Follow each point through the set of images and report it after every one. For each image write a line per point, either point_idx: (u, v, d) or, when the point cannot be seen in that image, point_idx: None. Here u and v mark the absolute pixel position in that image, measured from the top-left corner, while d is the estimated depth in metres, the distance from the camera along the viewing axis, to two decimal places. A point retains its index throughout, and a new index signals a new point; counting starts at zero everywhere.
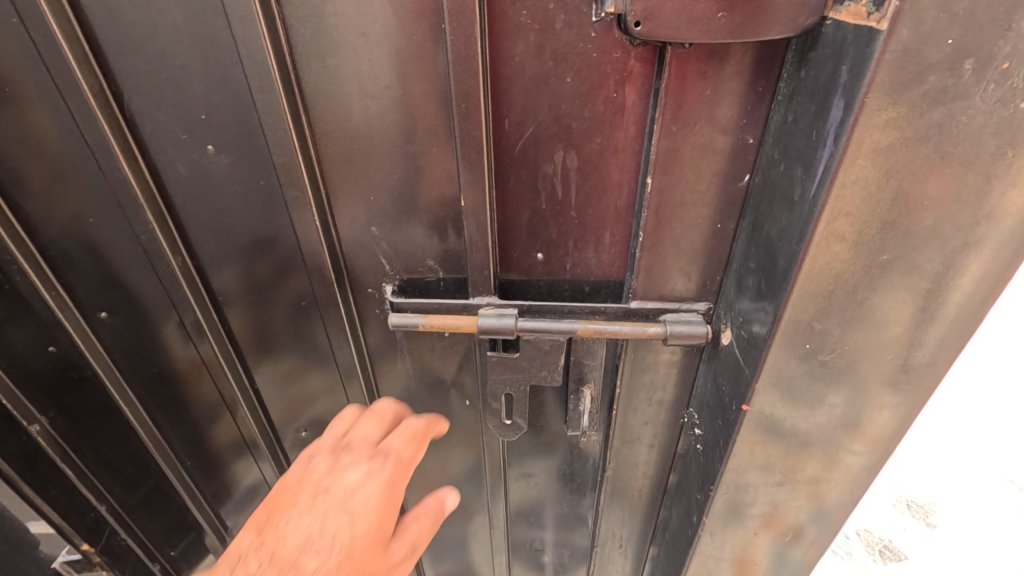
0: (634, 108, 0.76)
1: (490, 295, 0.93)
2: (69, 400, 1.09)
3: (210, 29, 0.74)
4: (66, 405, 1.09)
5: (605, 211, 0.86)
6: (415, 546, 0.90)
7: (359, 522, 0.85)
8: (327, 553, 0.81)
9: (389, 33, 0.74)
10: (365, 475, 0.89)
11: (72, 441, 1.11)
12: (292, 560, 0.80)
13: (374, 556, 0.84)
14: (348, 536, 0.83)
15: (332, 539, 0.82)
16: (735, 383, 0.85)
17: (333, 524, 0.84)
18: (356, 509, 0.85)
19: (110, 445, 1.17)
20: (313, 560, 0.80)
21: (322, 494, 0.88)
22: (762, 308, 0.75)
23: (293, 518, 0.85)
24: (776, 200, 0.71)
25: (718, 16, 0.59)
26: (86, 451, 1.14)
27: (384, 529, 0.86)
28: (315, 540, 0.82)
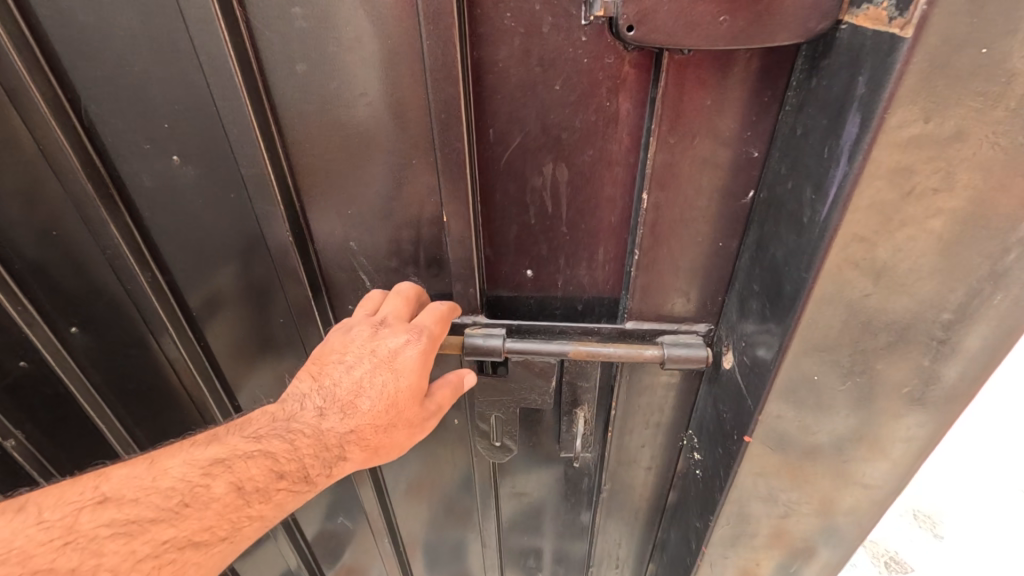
0: (628, 118, 0.70)
1: (477, 314, 0.89)
2: (46, 416, 1.02)
3: (168, 32, 0.68)
4: (44, 420, 1.02)
5: (598, 226, 0.80)
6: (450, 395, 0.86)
7: (406, 376, 0.80)
8: (371, 406, 0.81)
9: (362, 37, 0.68)
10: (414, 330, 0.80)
11: (51, 455, 1.05)
12: (349, 402, 0.81)
13: (415, 403, 0.83)
14: (395, 386, 0.80)
15: (376, 390, 0.80)
16: (738, 411, 0.80)
17: (376, 380, 0.80)
18: (406, 367, 0.80)
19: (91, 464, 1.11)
20: (365, 407, 0.80)
21: (367, 359, 0.80)
22: (768, 335, 0.69)
23: (343, 365, 0.81)
24: (783, 220, 0.65)
25: (720, 20, 0.53)
26: (66, 466, 1.08)
27: (423, 386, 0.82)
28: (363, 389, 0.80)
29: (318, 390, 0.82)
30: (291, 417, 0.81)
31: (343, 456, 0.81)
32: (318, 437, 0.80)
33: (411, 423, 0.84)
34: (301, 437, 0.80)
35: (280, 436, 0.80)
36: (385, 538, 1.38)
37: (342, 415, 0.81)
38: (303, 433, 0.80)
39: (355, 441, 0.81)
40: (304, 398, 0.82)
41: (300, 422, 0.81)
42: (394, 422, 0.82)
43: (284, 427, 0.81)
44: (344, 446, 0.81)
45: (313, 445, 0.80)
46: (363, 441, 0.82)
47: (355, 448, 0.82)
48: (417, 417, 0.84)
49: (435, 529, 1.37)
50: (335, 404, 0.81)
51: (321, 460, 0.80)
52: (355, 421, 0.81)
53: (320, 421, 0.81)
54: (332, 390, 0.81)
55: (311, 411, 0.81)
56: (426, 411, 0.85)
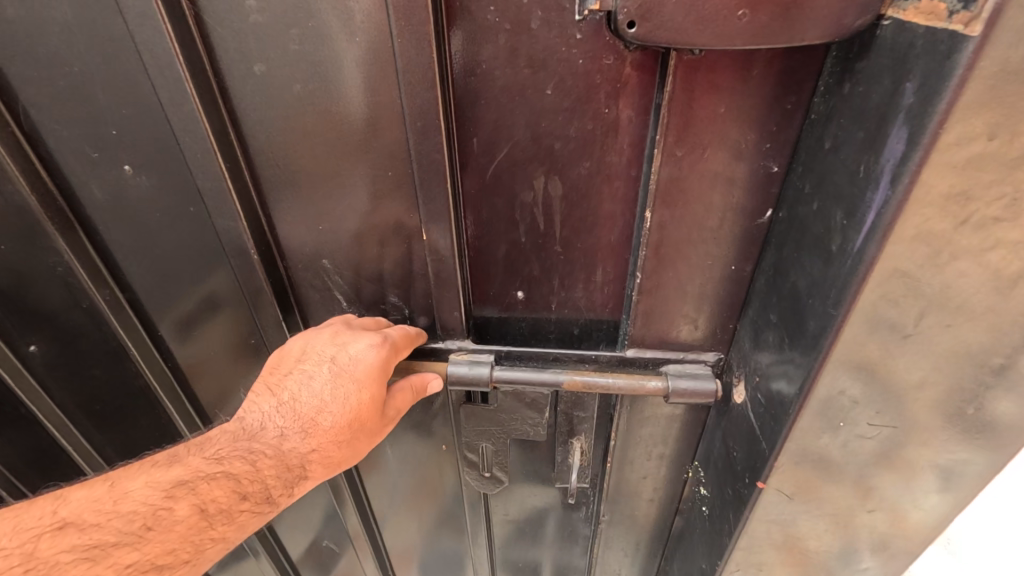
0: (629, 127, 0.61)
1: (463, 339, 0.81)
2: (9, 433, 0.95)
3: (108, 27, 0.60)
4: (7, 437, 0.95)
5: (596, 246, 0.72)
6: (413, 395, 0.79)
7: (365, 385, 0.72)
8: (332, 420, 0.73)
9: (327, 34, 0.60)
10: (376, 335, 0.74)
11: (20, 468, 0.99)
12: (309, 418, 0.72)
13: (377, 414, 0.75)
14: (355, 396, 0.73)
15: (337, 403, 0.72)
16: (749, 452, 0.72)
17: (335, 392, 0.72)
18: (368, 374, 0.72)
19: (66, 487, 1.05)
20: (327, 421, 0.72)
21: (326, 367, 0.72)
22: (788, 373, 0.61)
23: (302, 375, 0.73)
24: (807, 245, 0.56)
25: (740, 16, 0.44)
26: (35, 479, 1.01)
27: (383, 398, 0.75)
28: (323, 402, 0.72)
29: (277, 405, 0.74)
30: (252, 434, 0.73)
31: (304, 475, 0.74)
32: (280, 456, 0.72)
33: (371, 434, 0.77)
34: (263, 456, 0.72)
35: (242, 454, 0.71)
36: (372, 565, 1.30)
37: (301, 431, 0.73)
38: (267, 451, 0.72)
39: (316, 457, 0.74)
40: (264, 414, 0.74)
41: (262, 439, 0.73)
42: (356, 437, 0.75)
43: (243, 445, 0.72)
44: (305, 465, 0.73)
45: (276, 463, 0.72)
46: (325, 458, 0.74)
47: (318, 466, 0.74)
48: (378, 428, 0.77)
49: (425, 556, 1.29)
50: (294, 420, 0.73)
51: (283, 481, 0.72)
52: (317, 438, 0.73)
53: (279, 439, 0.73)
54: (295, 403, 0.73)
55: (271, 429, 0.73)
56: (386, 420, 0.78)
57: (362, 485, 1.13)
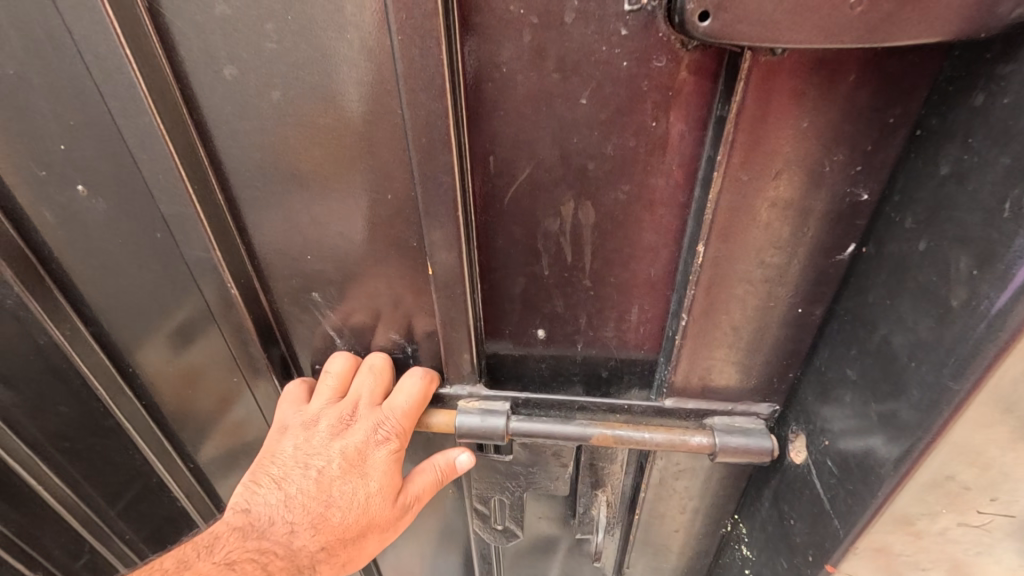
0: (681, 143, 0.50)
1: (475, 383, 0.69)
2: None
3: (43, 22, 0.49)
4: None
5: (633, 280, 0.61)
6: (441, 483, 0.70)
7: (379, 476, 0.65)
8: (343, 514, 0.64)
9: (309, 30, 0.49)
10: (390, 412, 0.65)
11: None
12: (318, 511, 0.64)
13: (390, 507, 0.67)
14: (366, 488, 0.65)
15: (347, 497, 0.64)
16: (814, 525, 0.59)
17: (343, 487, 0.64)
18: (382, 463, 0.65)
19: (40, 527, 0.92)
20: (339, 516, 0.64)
21: (335, 460, 0.65)
22: (875, 437, 0.49)
23: (312, 471, 0.65)
24: (907, 293, 0.45)
25: (851, 5, 0.33)
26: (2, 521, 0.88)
27: (397, 488, 0.67)
28: (330, 495, 0.64)
29: (285, 494, 0.65)
30: (266, 527, 0.64)
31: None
32: (293, 552, 0.63)
33: (386, 529, 0.67)
34: (276, 554, 0.63)
35: (257, 552, 0.63)
36: None
37: (312, 526, 0.64)
38: (279, 548, 0.63)
39: (328, 554, 0.65)
40: (274, 506, 0.65)
41: (273, 533, 0.64)
42: (369, 533, 0.66)
43: (255, 541, 0.63)
44: (316, 565, 0.64)
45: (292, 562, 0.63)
46: (336, 554, 0.65)
47: (327, 567, 0.65)
48: (396, 524, 0.68)
49: None
50: (304, 511, 0.64)
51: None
52: (329, 532, 0.64)
53: (289, 535, 0.63)
54: (302, 492, 0.64)
55: (281, 523, 0.64)
56: (404, 515, 0.68)
57: None
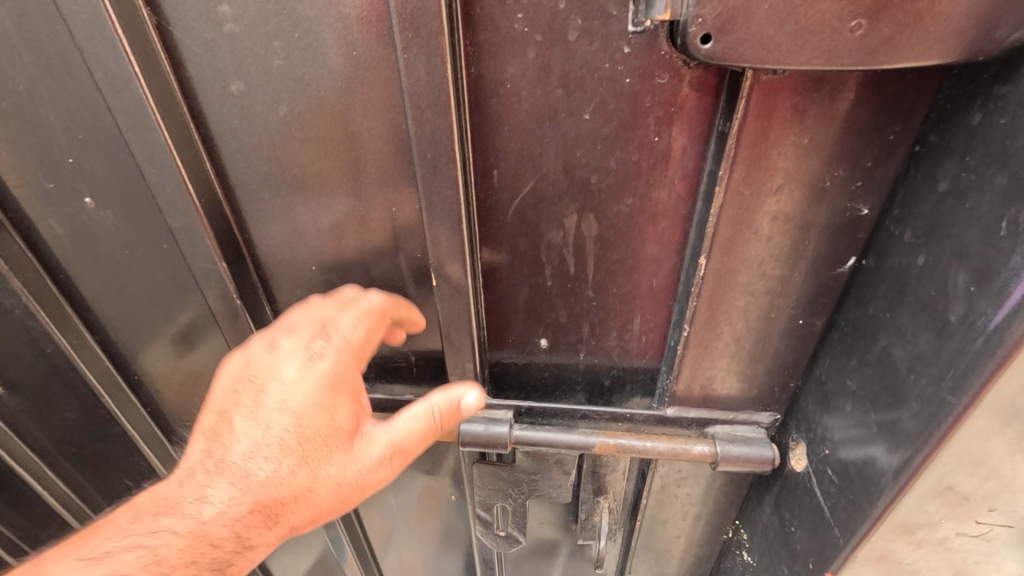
0: (683, 157, 0.51)
1: (478, 392, 0.69)
2: None
3: (54, 39, 0.50)
4: None
5: (636, 290, 0.61)
6: (399, 453, 0.60)
7: (310, 431, 0.57)
8: (271, 474, 0.57)
9: (316, 47, 0.49)
10: (332, 344, 0.58)
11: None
12: (243, 472, 0.57)
13: (329, 453, 0.58)
14: (293, 445, 0.57)
15: (280, 439, 0.57)
16: (815, 533, 0.60)
17: (280, 428, 0.58)
18: (314, 407, 0.58)
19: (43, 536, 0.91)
20: (266, 477, 0.57)
21: (271, 400, 0.58)
22: (875, 447, 0.49)
23: (245, 415, 0.59)
24: (907, 306, 0.46)
25: (851, 28, 0.34)
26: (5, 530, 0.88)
27: (335, 446, 0.58)
28: (257, 453, 0.58)
29: (202, 462, 0.58)
30: (171, 511, 0.56)
31: (246, 546, 0.57)
32: (211, 526, 0.56)
33: (337, 492, 0.59)
34: (190, 535, 0.55)
35: (157, 542, 0.55)
36: None
37: (234, 492, 0.57)
38: (189, 529, 0.56)
39: (270, 520, 0.58)
40: (194, 474, 0.58)
41: (192, 507, 0.57)
42: (315, 497, 0.59)
43: (159, 527, 0.56)
44: (246, 537, 0.57)
45: (206, 544, 0.55)
46: (275, 518, 0.58)
47: (265, 527, 0.58)
48: (347, 490, 0.59)
49: None
50: (225, 478, 0.57)
51: (212, 561, 0.56)
52: (258, 494, 0.58)
53: (204, 509, 0.57)
54: (222, 458, 0.58)
55: (190, 501, 0.57)
56: (357, 480, 0.60)
57: (363, 530, 1.03)
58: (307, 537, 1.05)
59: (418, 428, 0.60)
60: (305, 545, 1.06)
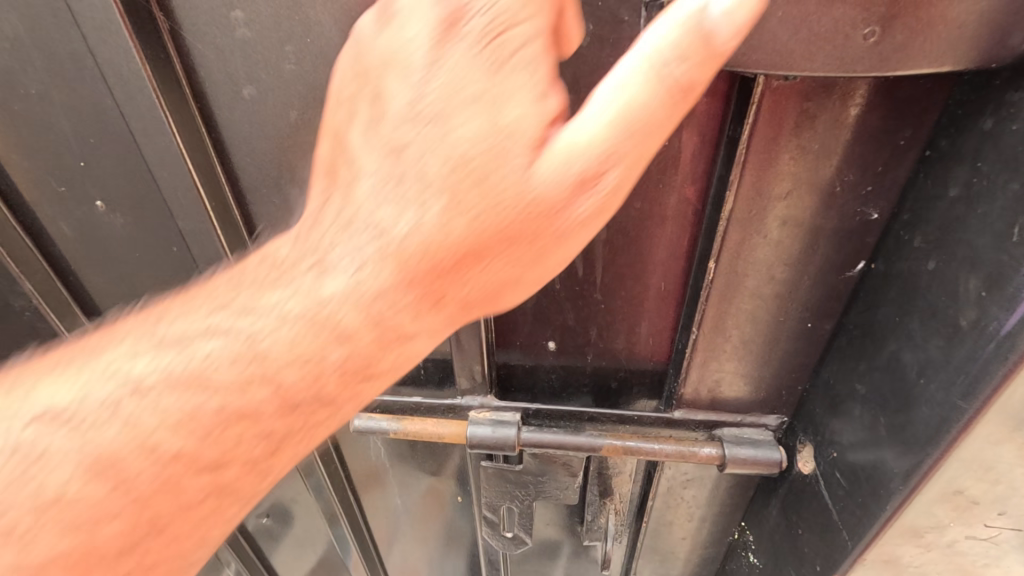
0: (693, 162, 0.51)
1: (486, 395, 0.70)
2: None
3: (66, 43, 0.50)
4: None
5: (644, 293, 0.62)
6: (611, 154, 0.37)
7: (482, 147, 0.38)
8: (417, 225, 0.39)
9: (328, 52, 0.49)
10: (445, 72, 0.38)
11: None
12: (377, 227, 0.40)
13: (509, 201, 0.38)
14: (455, 184, 0.38)
15: (421, 156, 0.39)
16: (823, 536, 0.59)
17: (425, 164, 0.39)
18: (483, 114, 0.37)
19: None
20: (407, 240, 0.40)
21: (409, 136, 0.39)
22: (885, 451, 0.49)
23: (340, 252, 0.42)
24: (916, 311, 0.46)
25: (865, 35, 0.34)
26: None
27: (512, 192, 0.38)
28: (387, 198, 0.40)
29: (320, 208, 0.43)
30: (227, 314, 0.45)
31: (372, 376, 0.46)
32: (338, 313, 0.43)
33: (515, 259, 0.41)
34: (210, 388, 0.44)
35: (213, 359, 0.44)
36: None
37: (366, 250, 0.41)
38: (239, 376, 0.44)
39: (251, 436, 0.46)
40: (292, 266, 0.44)
41: (195, 331, 0.45)
42: (478, 278, 0.41)
43: (202, 356, 0.44)
44: (395, 321, 0.43)
45: (269, 395, 0.45)
46: (440, 301, 0.42)
47: (377, 343, 0.44)
48: (514, 237, 0.39)
49: None
50: (353, 238, 0.41)
51: (348, 359, 0.44)
52: (402, 263, 0.41)
53: (326, 270, 0.43)
54: (347, 183, 0.42)
55: (308, 267, 0.43)
56: (538, 209, 0.38)
57: (367, 528, 1.03)
58: (312, 537, 1.05)
59: (620, 129, 0.36)
60: (309, 543, 1.07)
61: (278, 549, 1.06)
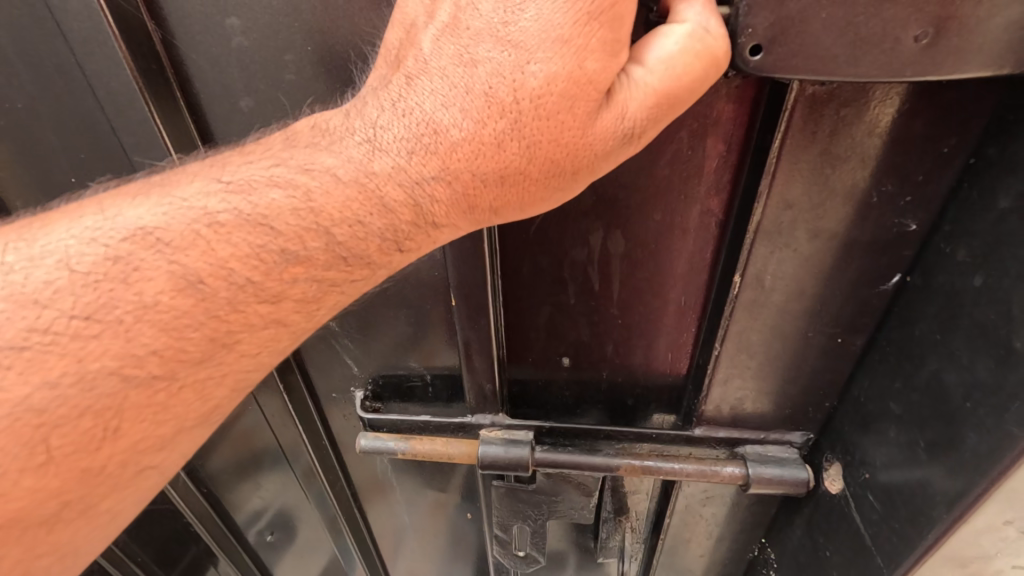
0: (717, 171, 0.49)
1: (497, 413, 0.66)
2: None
3: (50, 55, 0.47)
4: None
5: (663, 307, 0.59)
6: (665, 107, 0.38)
7: (556, 87, 0.37)
8: (471, 133, 0.40)
9: (330, 61, 0.47)
10: (535, 13, 0.37)
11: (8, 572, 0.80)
12: (430, 122, 0.41)
13: (565, 131, 0.39)
14: (514, 105, 0.39)
15: (486, 77, 0.39)
16: (854, 561, 0.55)
17: (492, 79, 0.39)
18: (558, 51, 0.37)
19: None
20: (458, 143, 0.41)
21: (480, 44, 0.39)
22: (926, 477, 0.46)
23: (383, 150, 0.42)
24: (961, 330, 0.43)
25: (916, 37, 0.31)
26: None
27: (573, 122, 0.38)
28: (450, 100, 0.40)
29: (381, 90, 0.43)
30: (230, 188, 0.43)
31: (400, 248, 0.45)
32: (382, 184, 0.42)
33: (541, 187, 0.42)
34: (206, 254, 0.43)
35: (268, 206, 0.43)
36: None
37: (411, 137, 0.41)
38: (243, 246, 0.43)
39: (225, 337, 0.45)
40: (341, 134, 0.43)
41: (191, 197, 0.44)
42: (509, 191, 0.42)
43: (214, 206, 0.43)
44: (430, 208, 0.43)
45: (263, 268, 0.43)
46: (473, 206, 0.43)
47: (418, 212, 0.43)
48: (557, 166, 0.40)
49: None
50: (408, 126, 0.41)
51: (385, 230, 0.44)
52: (449, 157, 0.41)
53: (380, 146, 0.42)
54: (411, 75, 0.42)
55: (359, 142, 0.43)
56: (584, 142, 0.39)
57: (373, 543, 1.01)
58: (317, 550, 1.03)
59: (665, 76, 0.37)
60: (315, 558, 1.05)
61: (283, 560, 1.05)
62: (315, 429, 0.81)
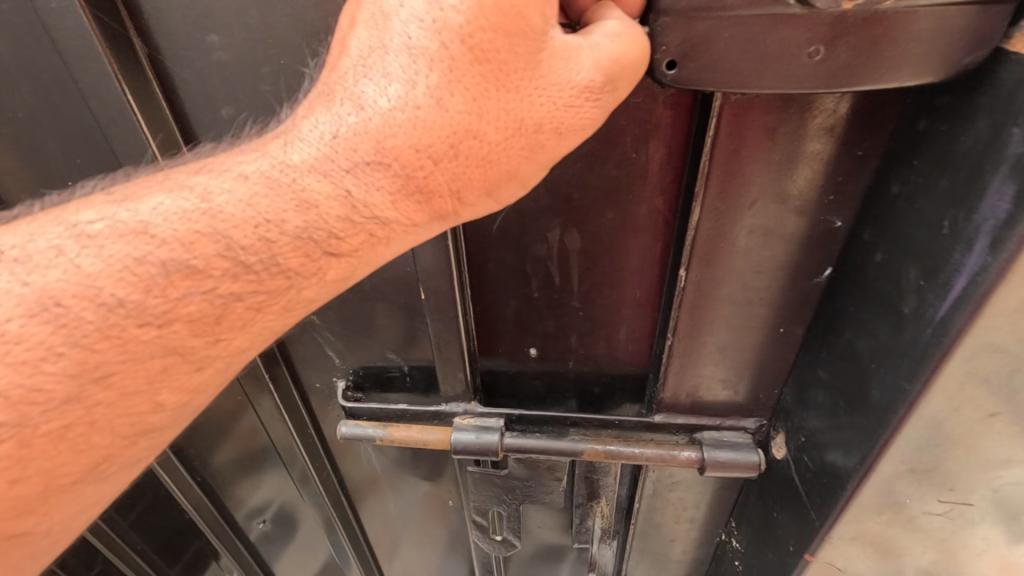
0: (660, 171, 0.53)
1: (469, 401, 0.70)
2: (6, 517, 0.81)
3: (48, 70, 0.51)
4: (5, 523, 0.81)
5: (621, 299, 0.63)
6: (619, 82, 0.41)
7: (488, 21, 0.39)
8: (403, 97, 0.40)
9: (303, 73, 0.51)
10: None
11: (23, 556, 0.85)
12: (355, 99, 0.41)
13: (511, 71, 0.40)
14: (446, 52, 0.39)
15: (410, 32, 0.40)
16: (794, 517, 0.59)
17: (415, 27, 0.40)
18: None
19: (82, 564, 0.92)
20: (391, 114, 0.41)
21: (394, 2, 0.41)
22: (844, 437, 0.50)
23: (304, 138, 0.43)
24: (868, 300, 0.48)
25: (810, 54, 0.35)
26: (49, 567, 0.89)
27: (517, 60, 0.40)
28: (371, 70, 0.41)
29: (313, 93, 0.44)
30: (111, 200, 0.44)
31: (319, 263, 0.44)
32: (303, 177, 0.42)
33: (500, 151, 0.42)
34: (70, 272, 0.41)
35: (154, 212, 0.43)
36: None
37: (336, 124, 0.42)
38: (120, 258, 0.42)
39: (95, 374, 0.42)
40: (269, 140, 0.44)
41: (69, 215, 0.44)
42: (467, 165, 0.42)
43: (86, 220, 0.43)
44: (366, 198, 0.43)
45: (138, 285, 0.42)
46: (426, 192, 0.43)
47: (359, 202, 0.43)
48: (516, 123, 0.41)
49: None
50: (331, 111, 0.42)
51: (303, 230, 0.43)
52: (382, 138, 0.41)
53: (296, 138, 0.43)
54: (332, 60, 0.43)
55: (277, 139, 0.43)
56: (534, 86, 0.41)
57: (364, 533, 1.04)
58: (309, 540, 1.06)
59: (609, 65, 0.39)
60: (311, 548, 1.08)
61: (280, 551, 1.09)
62: (304, 424, 0.85)
